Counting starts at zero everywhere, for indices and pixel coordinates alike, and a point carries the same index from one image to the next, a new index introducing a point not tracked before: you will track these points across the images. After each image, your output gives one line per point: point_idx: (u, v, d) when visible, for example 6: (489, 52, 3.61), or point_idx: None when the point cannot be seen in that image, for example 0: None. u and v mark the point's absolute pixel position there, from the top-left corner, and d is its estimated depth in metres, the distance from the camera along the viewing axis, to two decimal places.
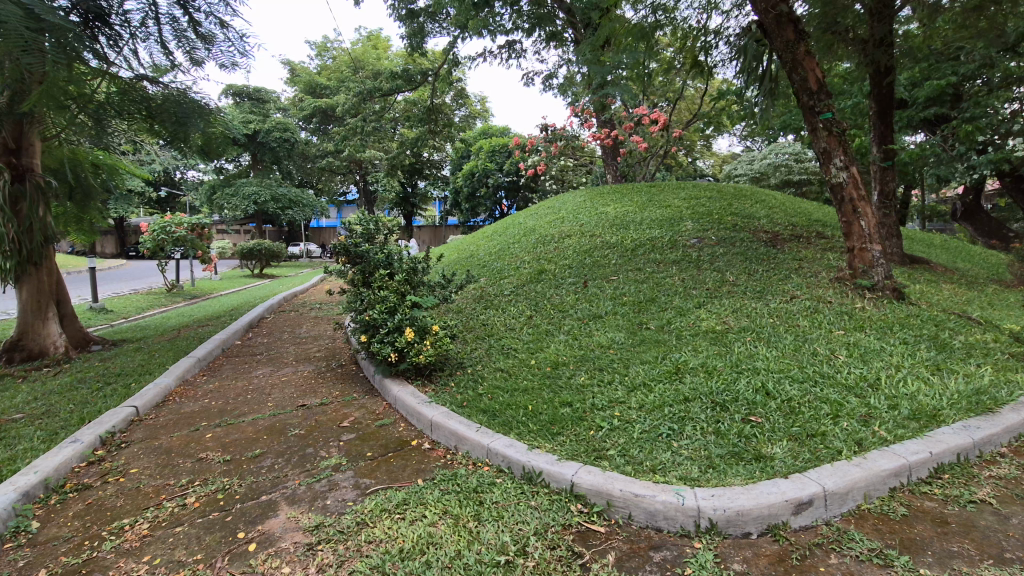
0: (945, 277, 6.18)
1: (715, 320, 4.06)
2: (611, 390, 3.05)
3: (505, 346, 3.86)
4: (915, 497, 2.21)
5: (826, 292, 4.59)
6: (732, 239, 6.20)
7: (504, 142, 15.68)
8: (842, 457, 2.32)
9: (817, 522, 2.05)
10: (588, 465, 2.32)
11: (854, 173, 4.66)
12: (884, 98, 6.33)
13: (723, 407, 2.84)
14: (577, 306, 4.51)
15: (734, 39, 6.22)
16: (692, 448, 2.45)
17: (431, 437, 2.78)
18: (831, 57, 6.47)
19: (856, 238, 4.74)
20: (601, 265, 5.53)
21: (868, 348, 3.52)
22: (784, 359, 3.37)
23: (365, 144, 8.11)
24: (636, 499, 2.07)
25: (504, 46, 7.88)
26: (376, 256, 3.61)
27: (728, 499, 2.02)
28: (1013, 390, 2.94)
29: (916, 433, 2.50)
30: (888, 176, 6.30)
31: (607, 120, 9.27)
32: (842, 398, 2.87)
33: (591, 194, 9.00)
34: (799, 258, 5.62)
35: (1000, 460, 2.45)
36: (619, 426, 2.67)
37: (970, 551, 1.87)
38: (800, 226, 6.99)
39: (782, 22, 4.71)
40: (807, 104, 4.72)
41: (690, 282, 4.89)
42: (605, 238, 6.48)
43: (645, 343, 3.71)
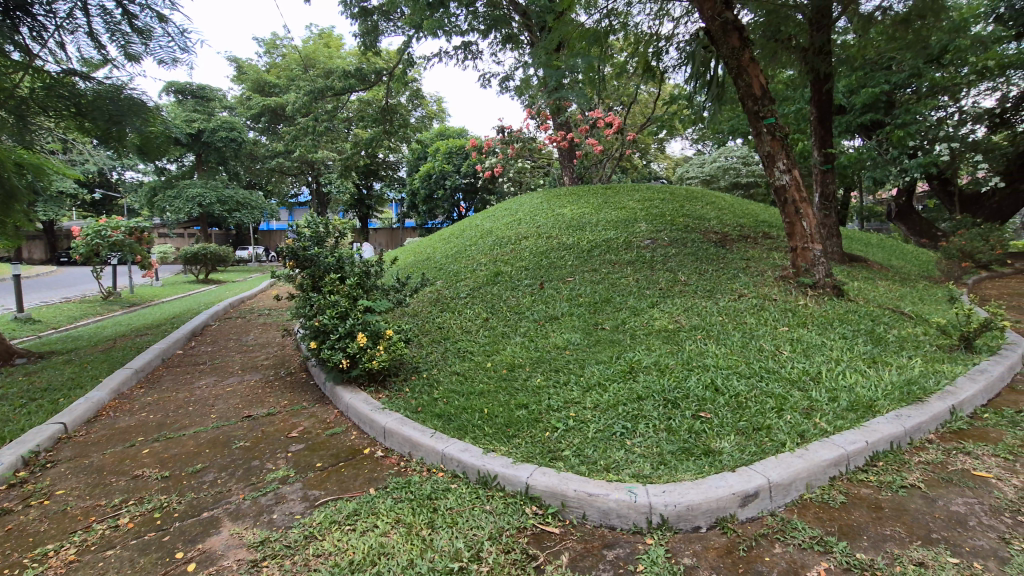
0: (881, 274, 6.54)
1: (667, 319, 4.15)
2: (566, 391, 3.07)
3: (461, 349, 3.83)
4: (852, 484, 2.32)
5: (771, 291, 4.78)
6: (683, 240, 6.38)
7: (461, 144, 15.58)
8: (786, 450, 2.41)
9: (762, 513, 2.13)
10: (543, 466, 2.32)
11: (796, 175, 4.87)
12: (823, 105, 6.65)
13: (674, 404, 2.90)
14: (533, 307, 4.54)
15: (685, 45, 6.39)
16: (644, 446, 2.49)
17: (384, 445, 2.72)
18: (775, 65, 6.75)
19: (799, 238, 4.95)
20: (557, 266, 5.58)
21: (810, 343, 3.68)
22: (732, 355, 3.49)
23: (318, 144, 7.92)
24: (589, 499, 2.09)
25: (459, 47, 7.85)
26: (326, 261, 3.51)
27: (679, 494, 2.07)
28: (940, 379, 3.14)
29: (853, 424, 2.63)
30: (828, 179, 6.62)
31: (563, 123, 9.37)
32: (785, 392, 2.99)
33: (548, 195, 9.07)
34: (747, 257, 5.84)
35: (928, 446, 2.61)
36: (574, 426, 2.69)
37: (901, 533, 1.98)
38: (748, 226, 7.26)
39: (728, 29, 4.87)
40: (752, 109, 4.90)
41: (644, 283, 4.99)
42: (561, 239, 6.53)
43: (600, 343, 3.76)
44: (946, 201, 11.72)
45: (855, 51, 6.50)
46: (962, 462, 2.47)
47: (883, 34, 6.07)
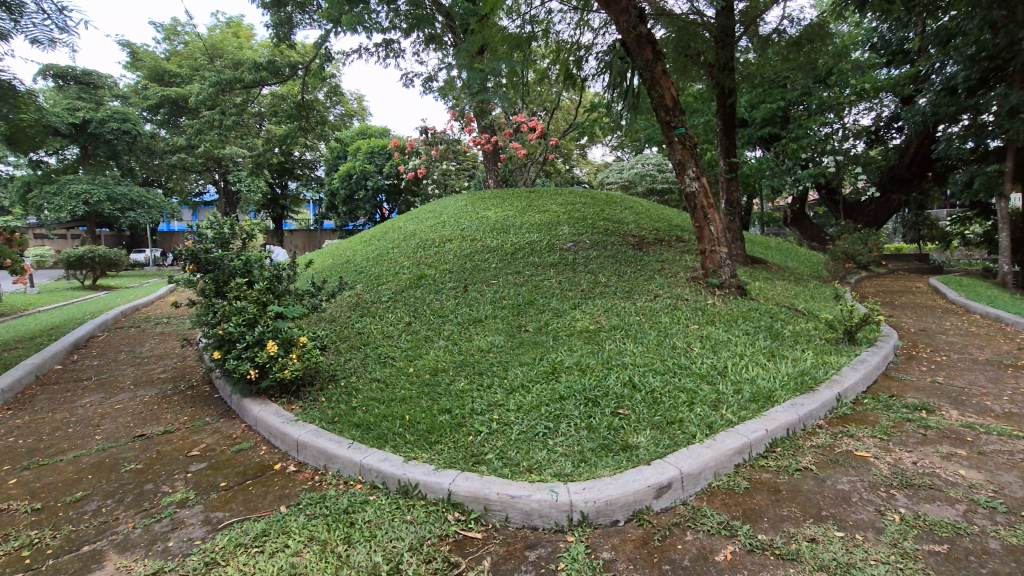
0: (779, 274, 7.13)
1: (588, 320, 4.27)
2: (490, 394, 3.07)
3: (382, 354, 3.71)
4: (754, 470, 2.49)
5: (683, 291, 5.07)
6: (604, 243, 6.60)
7: (383, 144, 15.18)
8: (696, 441, 2.55)
9: (675, 503, 2.23)
10: (465, 471, 2.29)
11: (704, 183, 5.19)
12: (728, 117, 7.14)
13: (595, 402, 2.98)
14: (457, 310, 4.50)
15: (603, 55, 6.62)
16: (565, 445, 2.53)
17: (297, 458, 2.58)
18: (685, 79, 7.18)
19: (707, 241, 5.28)
20: (482, 269, 5.58)
21: (717, 340, 3.94)
22: (648, 353, 3.65)
23: (225, 140, 7.41)
24: (512, 500, 2.09)
25: (380, 44, 7.64)
26: (231, 264, 3.27)
27: (598, 490, 2.12)
28: (828, 369, 3.47)
29: (755, 414, 2.83)
30: (733, 186, 7.12)
31: (487, 126, 9.42)
32: (696, 386, 3.17)
33: (473, 198, 9.07)
34: (662, 259, 6.15)
35: (818, 431, 2.87)
36: (497, 429, 2.69)
37: (797, 513, 2.15)
38: (663, 230, 7.65)
39: (642, 42, 5.10)
40: (665, 119, 5.17)
41: (566, 285, 5.10)
42: (486, 242, 6.54)
43: (523, 345, 3.80)
44: (832, 208, 13.01)
45: (754, 69, 7.05)
46: (846, 444, 2.73)
47: (779, 55, 6.64)
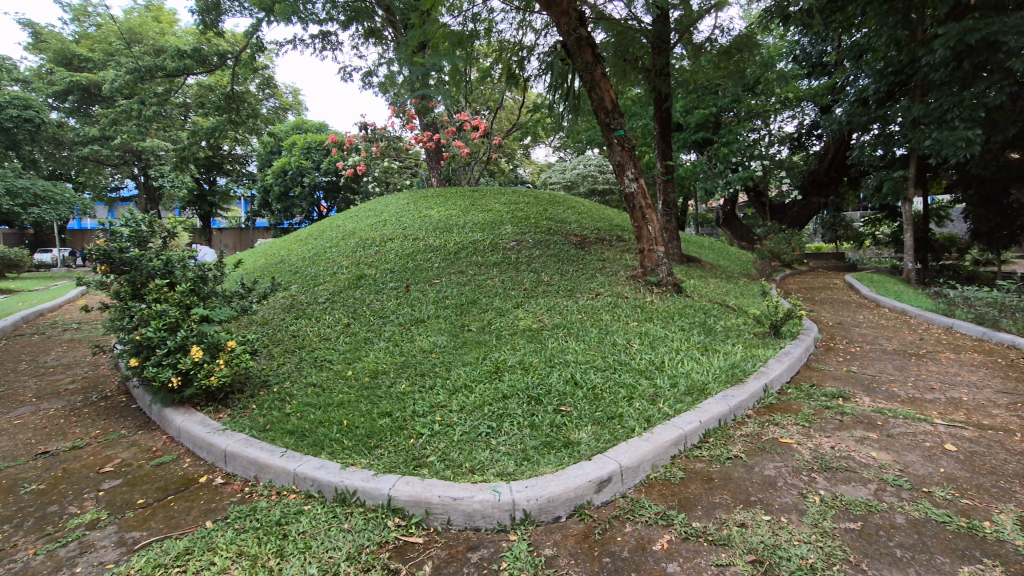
0: (712, 273, 7.47)
1: (531, 319, 4.30)
2: (432, 395, 3.02)
3: (318, 358, 3.57)
4: (689, 460, 2.60)
5: (624, 289, 5.21)
6: (546, 242, 6.67)
7: (321, 139, 14.65)
8: (635, 435, 2.62)
9: (615, 496, 2.28)
10: (406, 475, 2.24)
11: (642, 184, 5.35)
12: (664, 121, 7.41)
13: (538, 400, 3.00)
14: (398, 310, 4.40)
15: (544, 56, 6.70)
16: (508, 444, 2.53)
17: (225, 470, 2.44)
18: (624, 83, 7.39)
19: (646, 241, 5.44)
20: (424, 268, 5.50)
21: (655, 336, 4.07)
22: (590, 351, 3.72)
23: (145, 132, 6.91)
24: (454, 503, 2.07)
25: (317, 35, 7.36)
26: (150, 264, 3.05)
27: (540, 488, 2.13)
28: (756, 362, 3.66)
29: (689, 407, 2.95)
30: (669, 188, 7.39)
31: (429, 123, 9.30)
32: (635, 381, 3.26)
33: (415, 196, 8.93)
34: (603, 258, 6.30)
35: (747, 421, 3.02)
36: (439, 430, 2.65)
37: (728, 500, 2.25)
38: (604, 230, 7.83)
39: (581, 44, 5.20)
40: (604, 121, 5.29)
41: (509, 284, 5.12)
42: (428, 241, 6.45)
43: (466, 344, 3.77)
44: (760, 210, 13.78)
45: (689, 75, 7.34)
46: (772, 432, 2.90)
47: (711, 63, 6.95)
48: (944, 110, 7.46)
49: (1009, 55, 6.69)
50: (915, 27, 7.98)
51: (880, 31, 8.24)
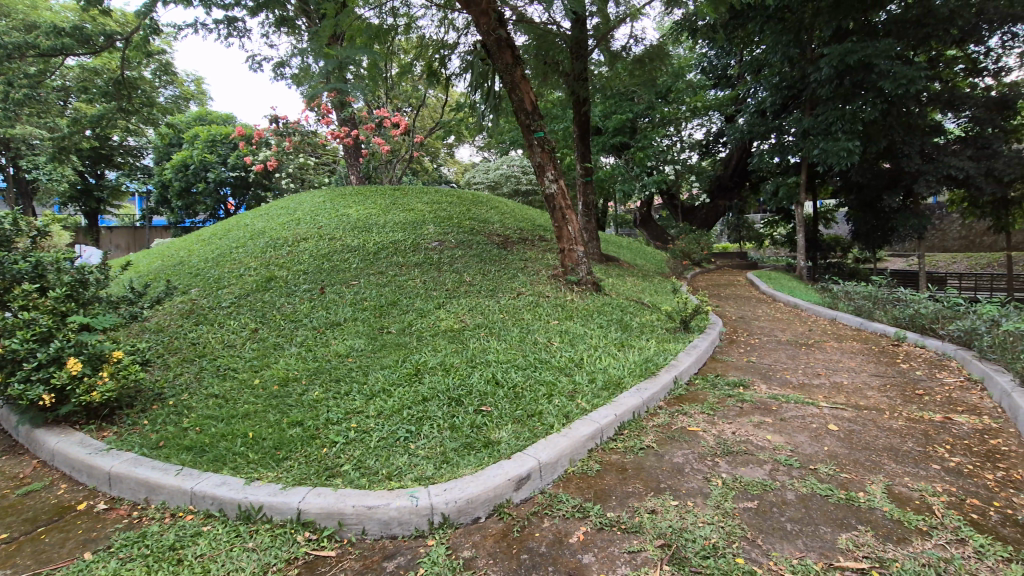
0: (629, 271, 7.80)
1: (452, 319, 4.28)
2: (347, 401, 2.91)
3: (221, 367, 3.33)
4: (605, 453, 2.69)
5: (545, 288, 5.31)
6: (469, 242, 6.67)
7: (227, 131, 13.66)
8: (554, 431, 2.67)
9: (534, 493, 2.31)
10: (318, 487, 2.14)
11: (561, 185, 5.47)
12: (583, 124, 7.63)
13: (458, 401, 2.98)
14: (312, 314, 4.21)
15: (465, 55, 6.69)
16: (428, 447, 2.50)
17: (110, 493, 2.22)
18: (545, 85, 7.53)
19: (566, 241, 5.56)
20: (340, 269, 5.29)
21: (574, 333, 4.19)
22: (511, 350, 3.75)
23: (14, 117, 6.12)
24: (369, 512, 2.00)
25: (221, 20, 6.87)
26: (16, 266, 2.70)
27: (459, 490, 2.12)
28: (667, 356, 3.87)
29: (606, 401, 3.06)
30: (589, 189, 7.62)
31: (346, 119, 8.98)
32: (555, 378, 3.33)
33: (332, 194, 8.59)
34: (525, 258, 6.39)
35: (659, 412, 3.18)
36: (355, 437, 2.56)
37: (640, 488, 2.35)
38: (526, 230, 7.94)
39: (501, 45, 5.22)
40: (524, 122, 5.36)
41: (430, 284, 5.06)
42: (345, 241, 6.23)
43: (385, 347, 3.67)
44: (673, 212, 14.58)
45: (606, 81, 7.62)
46: (681, 421, 3.07)
47: (626, 70, 7.26)
48: (828, 122, 8.27)
49: (880, 76, 7.54)
50: (804, 47, 8.78)
51: (775, 48, 8.99)
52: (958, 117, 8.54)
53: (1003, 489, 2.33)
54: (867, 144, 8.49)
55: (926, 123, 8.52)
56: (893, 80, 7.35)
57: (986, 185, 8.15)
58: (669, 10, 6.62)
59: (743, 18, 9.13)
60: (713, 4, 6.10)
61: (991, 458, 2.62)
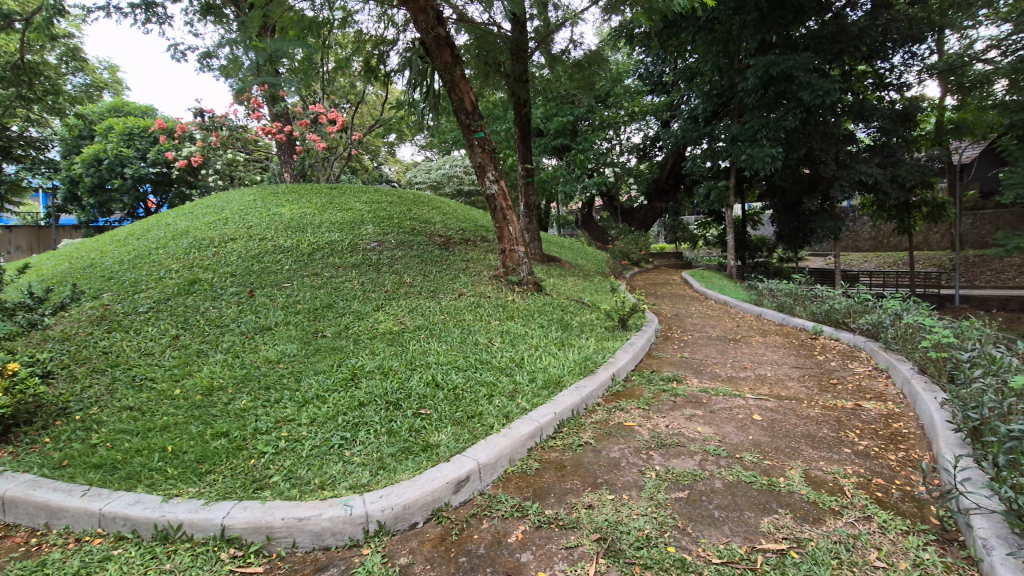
0: (570, 271, 7.95)
1: (392, 321, 4.20)
2: (278, 409, 2.79)
3: (137, 377, 3.10)
4: (544, 451, 2.72)
5: (486, 289, 5.31)
6: (409, 242, 6.56)
7: (147, 125, 12.74)
8: (494, 431, 2.68)
9: (472, 495, 2.30)
10: (244, 500, 2.04)
11: (502, 186, 5.48)
12: (524, 126, 7.68)
13: (396, 405, 2.92)
14: (239, 318, 4.00)
15: (404, 52, 6.58)
16: (363, 453, 2.43)
17: (3, 521, 2.02)
18: (487, 85, 7.53)
19: (507, 241, 5.59)
20: (272, 271, 5.07)
21: (515, 333, 4.21)
22: (451, 351, 3.72)
23: None
24: (299, 524, 1.93)
25: (138, 5, 6.41)
26: None
27: (395, 496, 2.08)
28: (605, 354, 3.97)
29: (546, 400, 3.10)
30: (530, 190, 7.68)
31: (279, 114, 8.61)
32: (495, 379, 3.34)
33: (264, 193, 8.21)
34: (466, 258, 6.37)
35: (597, 409, 3.26)
36: (286, 447, 2.46)
37: (578, 484, 2.40)
38: (469, 230, 7.92)
39: (440, 43, 5.17)
40: (464, 122, 5.34)
41: (369, 286, 4.94)
42: (278, 241, 5.98)
43: (319, 352, 3.55)
44: (613, 213, 14.99)
45: (546, 83, 7.72)
46: (618, 417, 3.16)
47: (566, 73, 7.38)
48: (754, 129, 8.77)
49: (799, 87, 8.08)
50: (732, 57, 9.26)
51: (705, 58, 9.43)
52: (868, 127, 9.28)
53: (904, 468, 2.55)
54: (789, 150, 9.08)
55: (840, 132, 9.20)
56: (811, 92, 7.89)
57: (891, 190, 8.90)
58: (606, 16, 6.79)
59: (676, 27, 9.51)
60: (648, 13, 6.32)
61: (893, 440, 2.87)
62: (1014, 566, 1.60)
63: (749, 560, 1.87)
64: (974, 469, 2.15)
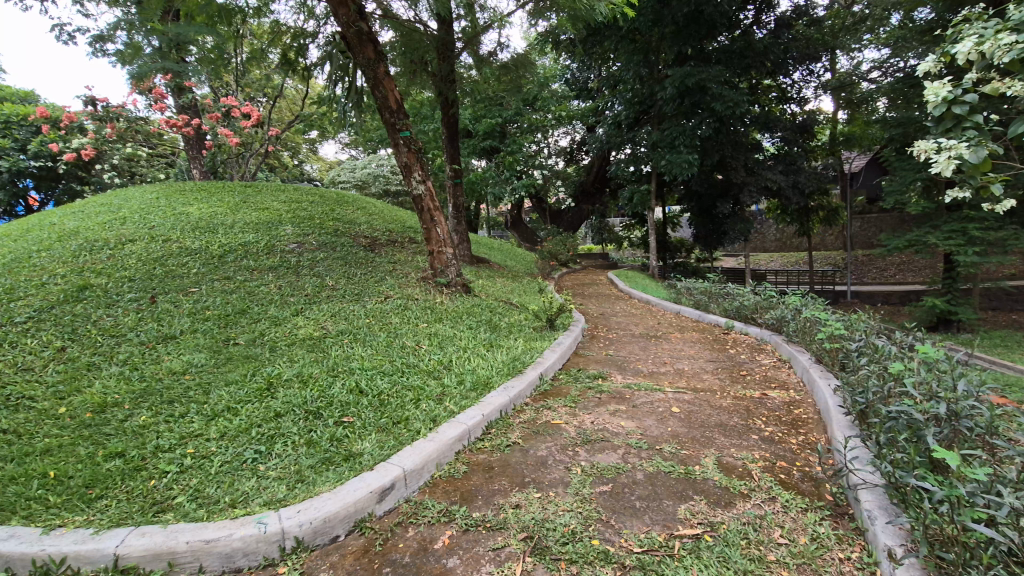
0: (499, 272, 7.99)
1: (313, 326, 4.02)
2: (183, 425, 2.59)
3: (13, 396, 2.75)
4: (472, 453, 2.71)
5: (413, 291, 5.22)
6: (332, 244, 6.31)
7: (27, 112, 11.37)
8: (420, 436, 2.63)
9: (398, 503, 2.24)
10: (142, 526, 1.87)
11: (429, 186, 5.40)
12: (451, 126, 7.61)
13: (316, 415, 2.79)
14: (139, 327, 3.67)
15: (324, 46, 6.33)
16: (280, 467, 2.30)
17: None
18: (413, 83, 7.41)
19: (435, 243, 5.51)
20: (177, 275, 4.70)
21: (443, 336, 4.17)
22: (377, 356, 3.62)
23: None
24: (206, 546, 1.79)
25: None
26: None
27: (315, 509, 1.99)
28: (533, 354, 4.01)
29: (474, 402, 3.08)
30: (459, 191, 7.63)
31: (185, 106, 8.01)
32: (422, 383, 3.28)
33: (168, 190, 7.59)
34: (393, 260, 6.23)
35: (525, 408, 3.29)
36: (192, 464, 2.29)
37: (506, 485, 2.40)
38: (396, 231, 7.76)
39: (362, 39, 5.02)
40: (389, 120, 5.20)
41: (287, 289, 4.70)
42: (184, 242, 5.54)
43: (231, 361, 3.32)
44: (542, 215, 15.24)
45: (473, 84, 7.72)
46: (545, 415, 3.21)
47: (493, 75, 7.42)
48: (673, 136, 9.23)
49: (711, 97, 8.60)
50: (652, 67, 9.71)
51: (627, 66, 9.82)
52: (772, 137, 10.06)
53: (804, 451, 2.78)
54: (703, 157, 9.63)
55: (748, 141, 9.89)
56: (722, 103, 8.43)
57: (792, 195, 9.70)
58: (533, 21, 6.90)
59: (600, 35, 9.83)
60: (572, 20, 6.48)
61: (795, 426, 3.12)
62: (893, 533, 1.78)
63: (667, 547, 1.96)
64: (861, 448, 2.38)
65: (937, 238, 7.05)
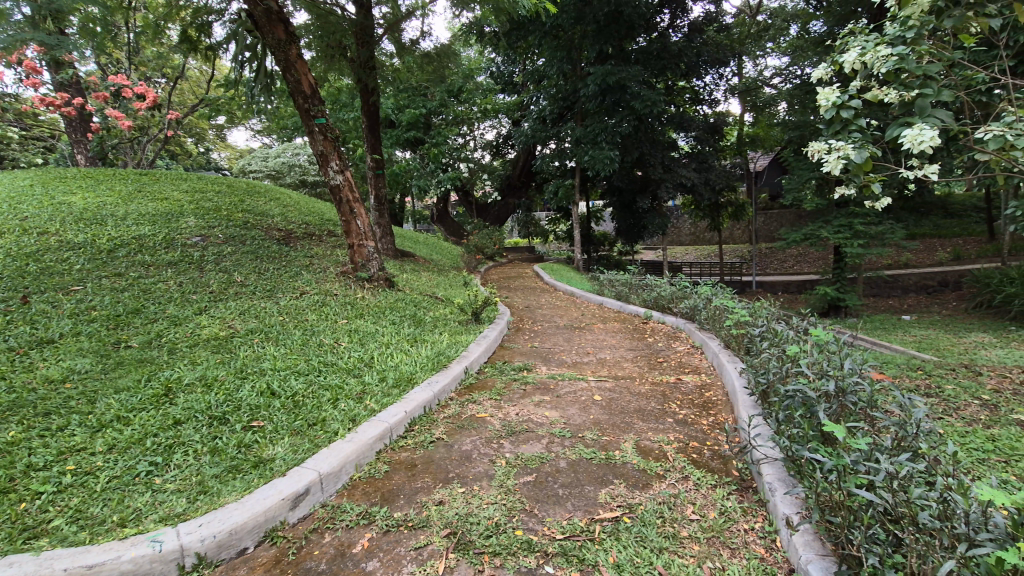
0: (423, 266, 7.85)
1: (218, 325, 3.73)
2: (63, 439, 2.31)
3: None
4: (394, 452, 2.63)
5: (332, 286, 5.00)
6: (241, 237, 5.91)
7: None
8: (338, 437, 2.52)
9: (313, 508, 2.14)
10: (9, 556, 1.65)
11: (347, 176, 5.17)
12: (372, 115, 7.33)
13: (222, 420, 2.60)
14: (6, 331, 3.22)
15: (229, 23, 5.87)
16: (180, 479, 2.12)
17: None
18: (330, 69, 7.06)
19: (355, 235, 5.29)
20: (56, 271, 4.19)
21: (364, 332, 4.02)
22: (291, 355, 3.42)
23: None
24: (90, 572, 1.61)
25: None
26: None
27: (219, 521, 1.84)
28: (457, 348, 3.97)
29: (396, 399, 3.00)
30: (381, 183, 7.39)
31: (65, 82, 7.16)
32: (341, 381, 3.14)
33: (45, 177, 6.75)
34: (310, 254, 5.92)
35: (450, 403, 3.24)
36: (72, 483, 2.04)
37: (428, 482, 2.36)
38: (313, 224, 7.39)
39: (271, 18, 4.70)
40: (303, 106, 4.91)
41: (189, 286, 4.34)
42: (65, 236, 4.95)
43: (122, 366, 3.01)
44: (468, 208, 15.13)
45: (395, 73, 7.49)
46: (471, 409, 3.18)
47: (416, 63, 7.24)
48: (595, 133, 9.49)
49: (630, 95, 8.90)
50: (574, 63, 9.89)
51: (551, 62, 9.95)
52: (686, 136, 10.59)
53: (714, 431, 2.96)
54: (624, 153, 9.97)
55: (664, 139, 10.36)
56: (641, 101, 8.74)
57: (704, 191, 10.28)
58: (456, 11, 6.79)
59: (524, 30, 9.88)
60: (495, 12, 6.45)
61: (706, 407, 3.32)
62: (790, 502, 1.93)
63: (588, 531, 2.00)
64: (762, 425, 2.56)
65: (828, 231, 7.74)
